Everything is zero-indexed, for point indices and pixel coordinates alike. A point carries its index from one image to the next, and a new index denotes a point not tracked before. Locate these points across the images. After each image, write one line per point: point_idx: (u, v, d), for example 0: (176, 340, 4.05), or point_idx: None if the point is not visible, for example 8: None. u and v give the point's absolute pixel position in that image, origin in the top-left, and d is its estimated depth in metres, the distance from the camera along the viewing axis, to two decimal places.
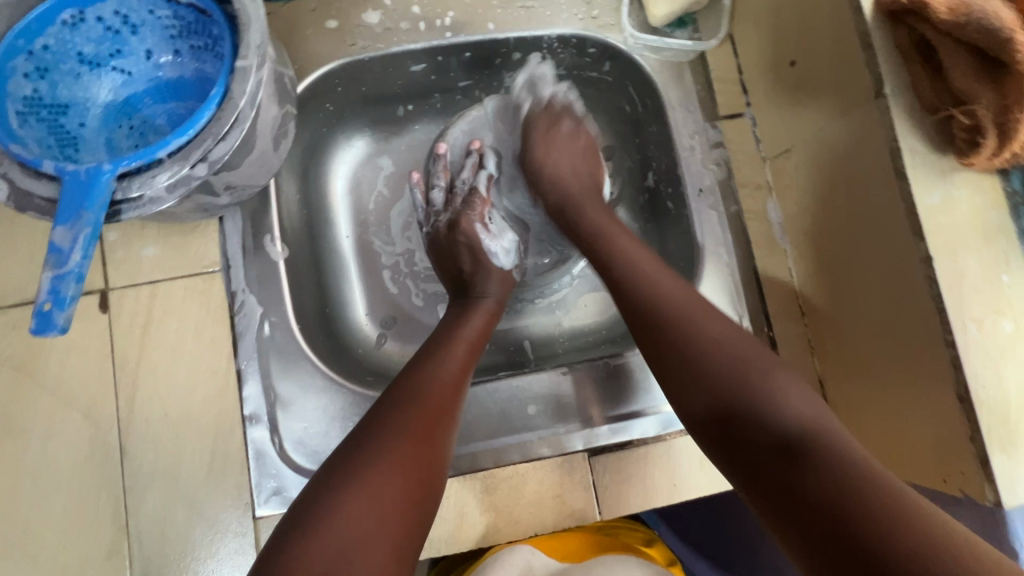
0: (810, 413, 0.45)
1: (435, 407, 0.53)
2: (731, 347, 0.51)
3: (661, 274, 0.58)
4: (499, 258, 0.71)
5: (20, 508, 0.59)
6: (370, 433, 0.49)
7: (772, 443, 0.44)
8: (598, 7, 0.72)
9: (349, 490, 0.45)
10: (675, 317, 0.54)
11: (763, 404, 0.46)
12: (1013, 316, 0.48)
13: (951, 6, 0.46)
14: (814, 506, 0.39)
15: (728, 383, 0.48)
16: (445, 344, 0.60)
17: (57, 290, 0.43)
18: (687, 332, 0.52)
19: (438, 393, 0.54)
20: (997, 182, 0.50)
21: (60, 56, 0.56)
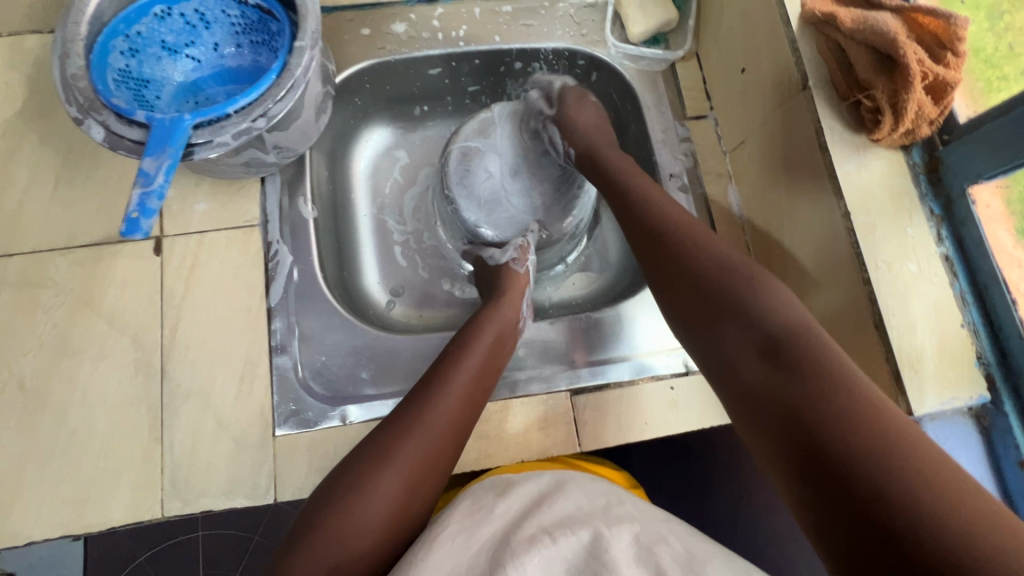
0: (794, 318, 0.54)
1: (455, 404, 0.60)
2: (728, 261, 0.60)
3: (668, 206, 0.69)
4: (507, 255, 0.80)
5: (70, 417, 0.67)
6: (398, 424, 0.58)
7: (764, 353, 0.52)
8: (587, 27, 0.86)
9: (379, 472, 0.54)
10: (676, 235, 0.64)
11: (754, 314, 0.55)
12: (917, 260, 0.59)
13: (853, 17, 0.60)
14: (827, 433, 0.45)
15: (725, 302, 0.57)
16: (462, 347, 0.66)
17: (144, 204, 0.54)
18: (693, 245, 0.62)
19: (460, 391, 0.61)
20: (900, 156, 0.62)
21: (148, 41, 0.69)
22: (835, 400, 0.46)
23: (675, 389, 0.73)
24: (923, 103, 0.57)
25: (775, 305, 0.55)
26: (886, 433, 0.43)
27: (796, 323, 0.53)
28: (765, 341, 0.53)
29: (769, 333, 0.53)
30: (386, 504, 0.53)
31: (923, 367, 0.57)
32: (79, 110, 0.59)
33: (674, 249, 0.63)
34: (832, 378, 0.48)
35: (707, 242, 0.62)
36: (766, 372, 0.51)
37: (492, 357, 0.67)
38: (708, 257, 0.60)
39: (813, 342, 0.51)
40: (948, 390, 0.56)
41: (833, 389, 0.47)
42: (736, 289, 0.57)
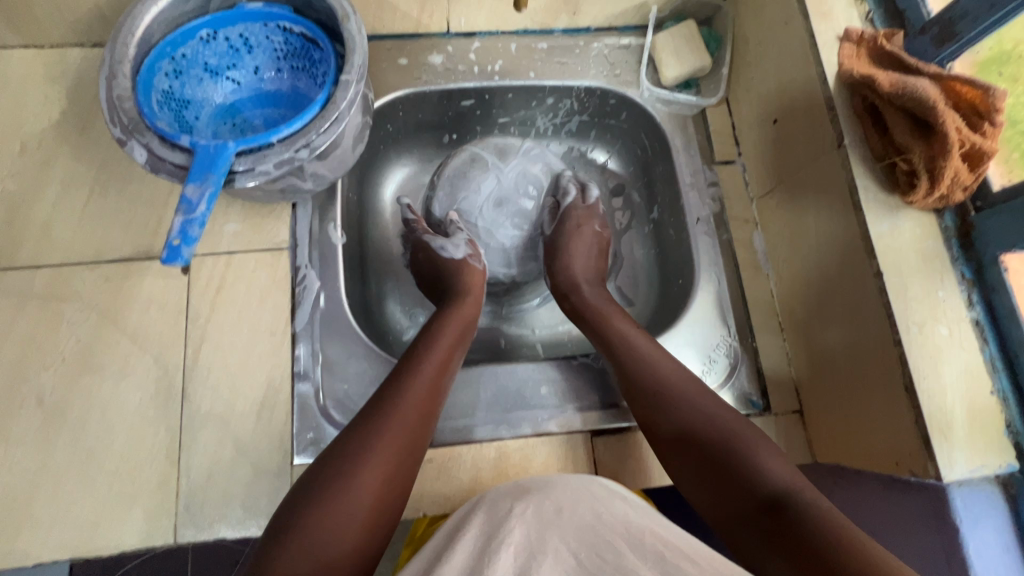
0: (788, 477, 0.51)
1: (410, 418, 0.57)
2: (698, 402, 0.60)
3: (652, 348, 0.68)
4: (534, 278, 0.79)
5: (88, 435, 0.66)
6: (347, 448, 0.53)
7: (750, 499, 0.51)
8: (620, 68, 0.88)
9: (327, 495, 0.50)
10: (661, 389, 0.63)
11: (753, 467, 0.53)
12: (948, 324, 0.60)
13: (892, 82, 0.61)
14: (815, 559, 0.43)
15: (716, 452, 0.56)
16: (414, 362, 0.63)
17: (185, 231, 0.54)
18: (681, 408, 0.60)
19: (414, 407, 0.58)
20: (933, 219, 0.63)
21: (192, 63, 0.70)
22: (829, 528, 0.45)
23: None
24: (960, 170, 0.58)
25: (767, 465, 0.53)
26: (883, 554, 0.41)
27: (786, 475, 0.52)
28: (760, 492, 0.51)
29: (766, 492, 0.50)
30: (341, 533, 0.48)
31: (952, 433, 0.57)
32: (123, 131, 0.60)
33: (661, 397, 0.62)
34: (816, 508, 0.47)
35: (695, 397, 0.61)
36: (761, 510, 0.49)
37: (447, 373, 0.65)
38: (697, 413, 0.59)
39: (803, 493, 0.49)
40: (977, 457, 0.56)
41: (825, 519, 0.46)
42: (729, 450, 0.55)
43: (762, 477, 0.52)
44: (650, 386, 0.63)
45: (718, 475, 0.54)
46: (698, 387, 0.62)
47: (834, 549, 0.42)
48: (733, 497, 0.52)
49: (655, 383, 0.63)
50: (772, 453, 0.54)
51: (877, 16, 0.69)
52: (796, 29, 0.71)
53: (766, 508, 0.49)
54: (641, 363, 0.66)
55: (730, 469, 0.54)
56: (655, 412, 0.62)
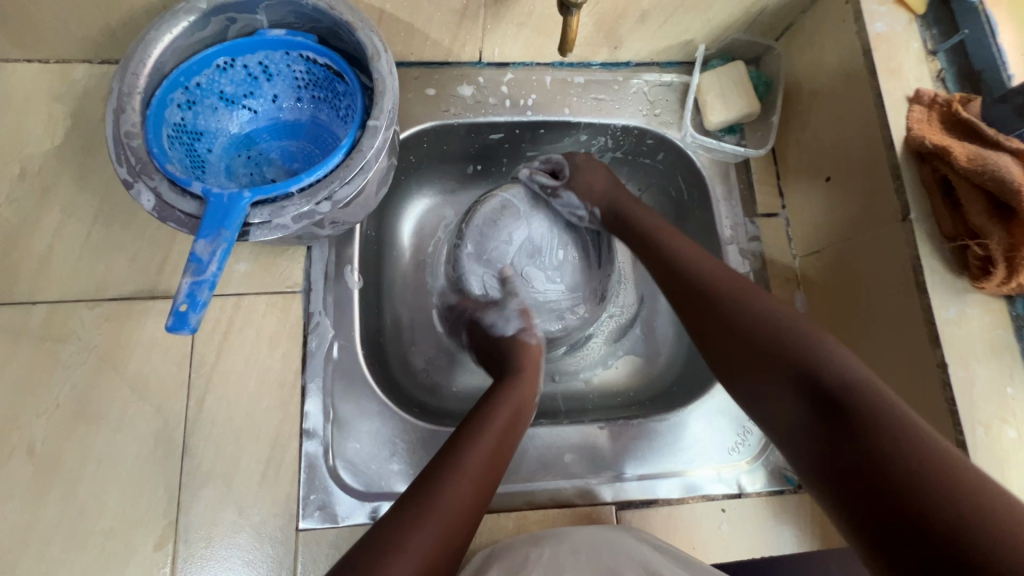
0: (860, 375, 0.48)
1: (468, 498, 0.52)
2: (727, 275, 0.62)
3: (705, 258, 0.66)
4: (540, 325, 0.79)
5: (81, 490, 0.62)
6: (405, 524, 0.47)
7: (810, 392, 0.49)
8: (660, 107, 0.82)
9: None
10: (726, 284, 0.61)
11: (815, 361, 0.51)
12: (1016, 425, 0.55)
13: (970, 156, 0.56)
14: (873, 471, 0.41)
15: (776, 349, 0.53)
16: (482, 430, 0.58)
17: (193, 294, 0.50)
18: (744, 308, 0.58)
19: (476, 485, 0.53)
20: (1004, 306, 0.58)
21: (206, 92, 0.65)
22: (894, 435, 0.42)
23: (726, 513, 0.68)
24: None
25: (837, 355, 0.50)
26: (959, 473, 0.38)
27: (853, 368, 0.49)
28: (818, 389, 0.49)
29: (825, 386, 0.48)
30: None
31: None
32: (129, 172, 0.55)
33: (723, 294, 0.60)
34: (883, 413, 0.44)
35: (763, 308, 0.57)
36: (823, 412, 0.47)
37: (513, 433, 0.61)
38: (760, 325, 0.56)
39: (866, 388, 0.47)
40: None
41: (890, 420, 0.43)
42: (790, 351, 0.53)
43: (820, 372, 0.50)
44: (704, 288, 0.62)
45: (779, 374, 0.52)
46: (753, 289, 0.60)
47: (895, 478, 0.40)
48: (805, 393, 0.50)
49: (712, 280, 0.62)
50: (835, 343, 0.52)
51: (949, 76, 0.64)
52: (859, 84, 0.66)
53: (826, 422, 0.47)
54: (698, 268, 0.64)
55: (790, 375, 0.51)
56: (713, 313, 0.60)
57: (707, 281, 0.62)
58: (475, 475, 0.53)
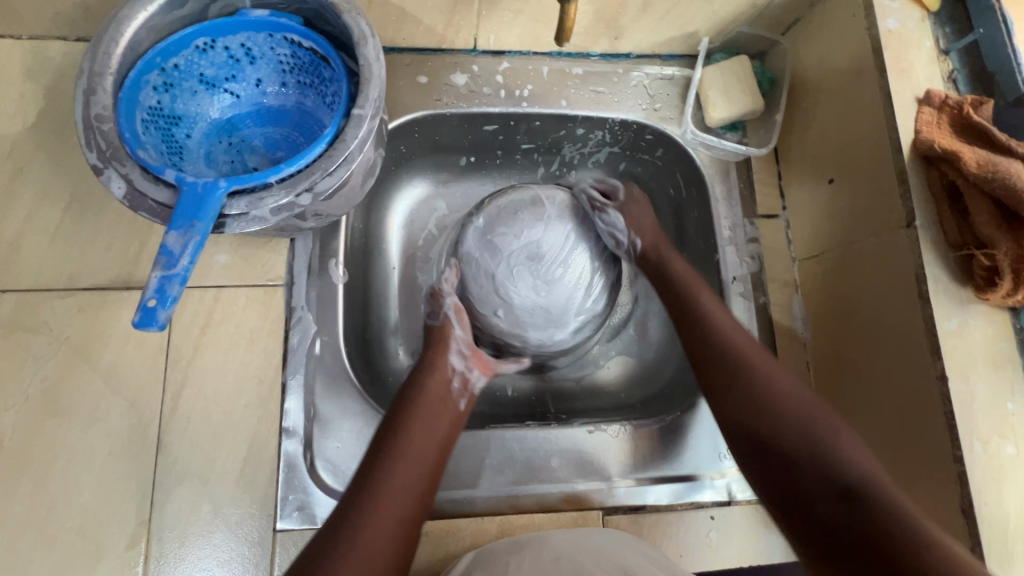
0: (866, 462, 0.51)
1: (415, 484, 0.55)
2: (761, 366, 0.60)
3: (718, 312, 0.66)
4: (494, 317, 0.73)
5: (51, 486, 0.60)
6: (360, 517, 0.51)
7: (824, 482, 0.50)
8: (661, 102, 0.80)
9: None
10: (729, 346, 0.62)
11: (834, 446, 0.52)
12: (1015, 441, 0.53)
13: (980, 163, 0.54)
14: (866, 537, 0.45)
15: (796, 431, 0.55)
16: (420, 413, 0.61)
17: (163, 289, 0.47)
18: (753, 381, 0.59)
19: (417, 473, 0.56)
20: (1007, 318, 0.56)
21: (185, 74, 0.62)
22: (887, 517, 0.45)
23: (715, 520, 0.67)
24: None
25: (844, 446, 0.52)
26: (925, 541, 0.43)
27: (861, 462, 0.51)
28: (836, 480, 0.50)
29: (830, 481, 0.50)
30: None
31: (1012, 567, 0.51)
32: (99, 157, 0.52)
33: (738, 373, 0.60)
34: (895, 506, 0.46)
35: (754, 361, 0.61)
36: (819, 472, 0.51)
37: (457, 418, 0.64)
38: (765, 381, 0.59)
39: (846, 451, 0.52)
40: None
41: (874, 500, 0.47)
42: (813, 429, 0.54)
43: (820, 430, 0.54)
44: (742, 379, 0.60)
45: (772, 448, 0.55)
46: (764, 354, 0.62)
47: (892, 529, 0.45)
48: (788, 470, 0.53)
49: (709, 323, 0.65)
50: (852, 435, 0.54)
51: (960, 77, 0.62)
52: (867, 83, 0.63)
53: (833, 504, 0.49)
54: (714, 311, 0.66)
55: (791, 430, 0.55)
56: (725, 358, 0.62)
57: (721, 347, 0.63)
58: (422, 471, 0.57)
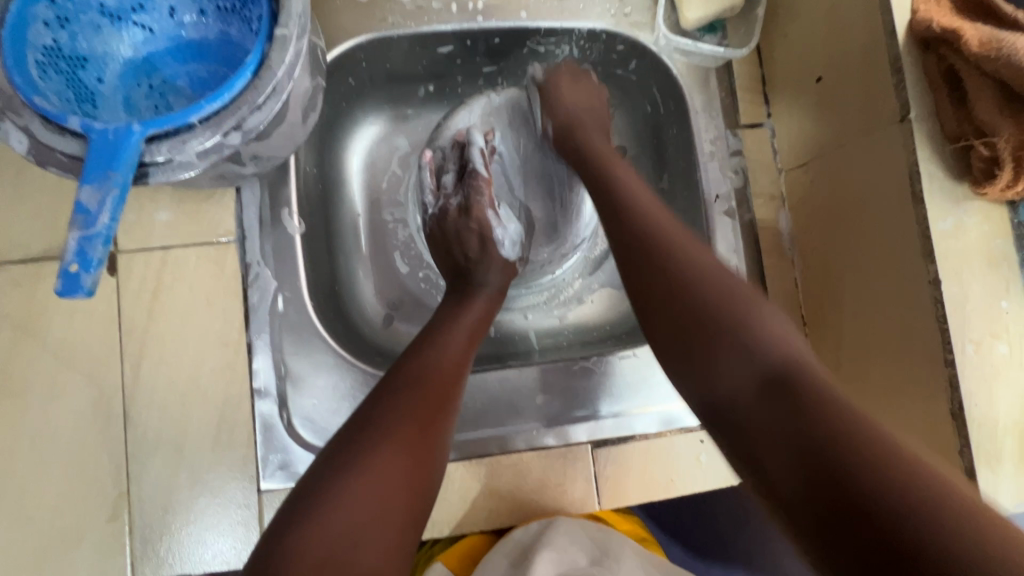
0: (783, 333, 0.45)
1: (439, 385, 0.53)
2: (723, 278, 0.50)
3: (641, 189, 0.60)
4: (506, 249, 0.70)
5: (19, 468, 0.58)
6: (370, 426, 0.48)
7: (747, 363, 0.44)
8: (630, 5, 0.72)
9: (351, 477, 0.44)
10: (717, 298, 0.48)
11: (744, 329, 0.46)
12: (1008, 340, 0.51)
13: (983, 40, 0.48)
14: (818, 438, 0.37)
15: (695, 306, 0.48)
16: (444, 329, 0.59)
17: (83, 252, 0.42)
18: (671, 260, 0.52)
19: (439, 375, 0.53)
20: (1005, 214, 0.52)
21: (81, 6, 0.53)
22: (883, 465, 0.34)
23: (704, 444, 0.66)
24: None
25: (763, 322, 0.46)
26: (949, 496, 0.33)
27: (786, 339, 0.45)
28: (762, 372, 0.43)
29: (750, 363, 0.44)
30: (360, 519, 0.43)
31: (1001, 465, 0.50)
32: None
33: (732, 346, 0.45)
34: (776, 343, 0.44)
35: (732, 288, 0.49)
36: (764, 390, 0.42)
37: (466, 362, 0.57)
38: (746, 333, 0.45)
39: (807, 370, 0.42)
40: None
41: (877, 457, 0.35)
42: (730, 311, 0.47)
43: (783, 366, 0.42)
44: (725, 320, 0.47)
45: (686, 341, 0.48)
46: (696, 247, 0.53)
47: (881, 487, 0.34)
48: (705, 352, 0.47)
49: (723, 302, 0.48)
50: (775, 312, 0.47)
51: None
52: None
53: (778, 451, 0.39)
54: (699, 279, 0.50)
55: (706, 294, 0.49)
56: (715, 376, 0.45)
57: (663, 245, 0.53)
58: (425, 418, 0.50)
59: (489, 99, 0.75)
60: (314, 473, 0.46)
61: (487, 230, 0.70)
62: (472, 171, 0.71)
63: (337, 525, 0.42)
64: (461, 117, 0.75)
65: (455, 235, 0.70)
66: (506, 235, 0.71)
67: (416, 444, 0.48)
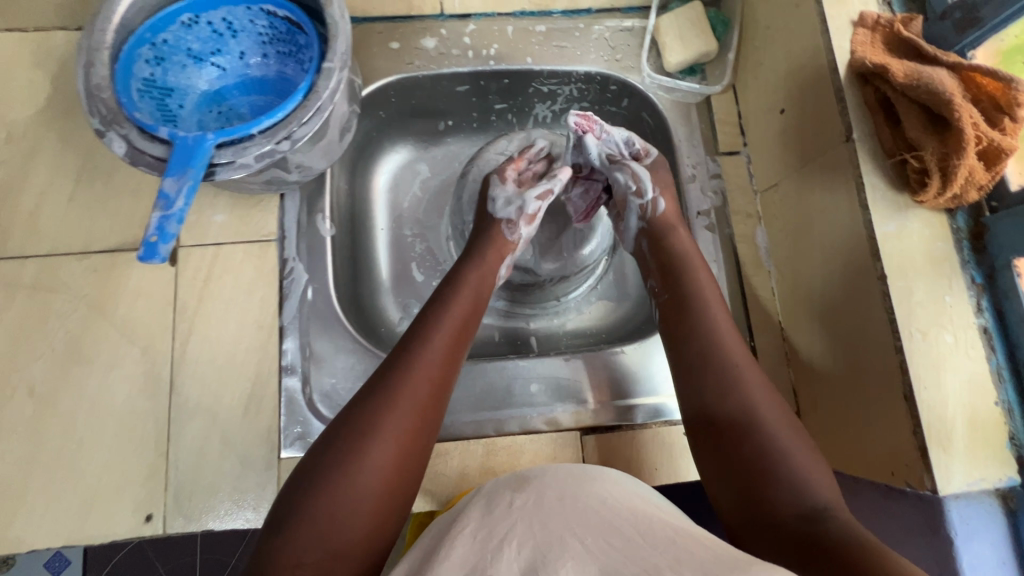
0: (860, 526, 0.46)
1: (417, 390, 0.56)
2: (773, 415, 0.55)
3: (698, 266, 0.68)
4: (501, 206, 0.75)
5: (78, 426, 0.67)
6: (349, 433, 0.52)
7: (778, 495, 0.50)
8: (621, 52, 0.84)
9: (329, 487, 0.49)
10: (764, 432, 0.54)
11: (782, 454, 0.52)
12: (953, 330, 0.57)
13: (907, 72, 0.58)
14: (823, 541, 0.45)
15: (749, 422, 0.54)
16: (427, 329, 0.61)
17: (163, 227, 0.53)
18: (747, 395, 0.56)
19: (416, 380, 0.56)
20: (944, 220, 0.59)
21: (174, 49, 0.68)
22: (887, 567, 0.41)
23: None
24: (975, 169, 0.54)
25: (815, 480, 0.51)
26: None
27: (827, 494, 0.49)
28: (781, 463, 0.51)
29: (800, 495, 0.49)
30: (341, 521, 0.48)
31: (952, 445, 0.54)
32: (101, 121, 0.58)
33: (776, 481, 0.51)
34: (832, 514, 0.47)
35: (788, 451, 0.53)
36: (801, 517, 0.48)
37: (446, 361, 0.60)
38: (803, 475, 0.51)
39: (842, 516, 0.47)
40: (976, 470, 0.54)
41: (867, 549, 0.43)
42: (783, 446, 0.52)
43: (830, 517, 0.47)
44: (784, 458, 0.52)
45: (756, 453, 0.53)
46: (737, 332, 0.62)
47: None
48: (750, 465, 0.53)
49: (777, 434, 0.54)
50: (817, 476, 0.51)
51: None
52: (806, 11, 0.67)
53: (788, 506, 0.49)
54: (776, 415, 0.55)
55: (747, 430, 0.54)
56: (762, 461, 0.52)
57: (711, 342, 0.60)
58: (402, 422, 0.54)
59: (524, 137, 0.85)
60: (301, 476, 0.51)
61: (487, 189, 0.77)
62: (507, 155, 0.81)
63: (320, 526, 0.48)
64: (501, 145, 0.85)
65: (472, 208, 0.77)
66: (504, 193, 0.75)
67: (394, 448, 0.52)
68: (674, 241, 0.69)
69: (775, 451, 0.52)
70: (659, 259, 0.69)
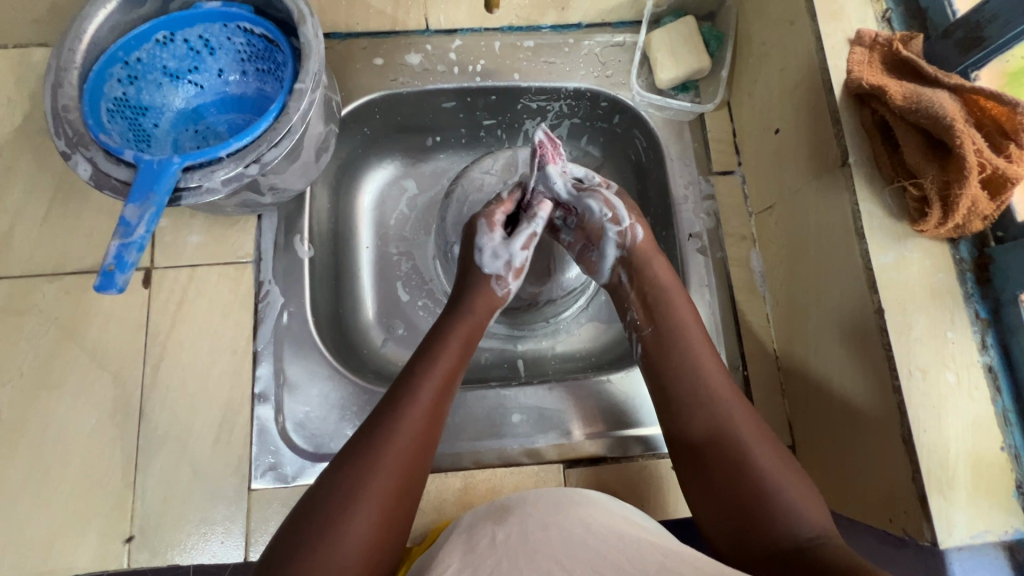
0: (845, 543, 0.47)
1: (409, 441, 0.52)
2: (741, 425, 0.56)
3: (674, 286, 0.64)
4: (485, 258, 0.66)
5: (44, 454, 0.65)
6: (338, 492, 0.48)
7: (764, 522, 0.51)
8: (612, 68, 0.82)
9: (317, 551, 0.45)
10: (739, 453, 0.54)
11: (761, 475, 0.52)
12: (955, 369, 0.53)
13: (906, 94, 0.54)
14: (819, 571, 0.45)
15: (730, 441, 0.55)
16: (420, 372, 0.57)
17: (122, 256, 0.52)
18: (725, 411, 0.56)
19: (409, 429, 0.53)
20: (946, 250, 0.56)
21: (148, 67, 0.66)
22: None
23: None
24: (978, 199, 0.51)
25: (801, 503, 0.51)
26: None
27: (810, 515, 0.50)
28: (759, 485, 0.52)
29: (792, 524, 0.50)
30: None
31: (954, 494, 0.51)
32: (67, 144, 0.57)
33: (760, 525, 0.51)
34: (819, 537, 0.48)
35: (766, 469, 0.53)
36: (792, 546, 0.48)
37: (439, 407, 0.56)
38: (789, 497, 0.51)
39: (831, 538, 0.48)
40: (980, 521, 0.50)
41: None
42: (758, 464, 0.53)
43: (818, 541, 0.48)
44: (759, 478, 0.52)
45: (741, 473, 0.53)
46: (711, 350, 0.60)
47: None
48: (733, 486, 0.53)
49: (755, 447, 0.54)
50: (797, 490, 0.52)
51: (895, 16, 0.62)
52: (800, 28, 0.64)
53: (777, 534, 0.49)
54: (753, 430, 0.55)
55: (725, 448, 0.55)
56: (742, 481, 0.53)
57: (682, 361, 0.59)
58: (393, 477, 0.50)
59: (509, 155, 0.82)
60: (283, 538, 0.47)
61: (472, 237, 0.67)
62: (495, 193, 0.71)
63: None
64: (486, 163, 0.82)
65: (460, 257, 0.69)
66: (491, 245, 0.66)
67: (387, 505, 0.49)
68: (654, 270, 0.64)
69: (761, 487, 0.52)
70: (632, 305, 0.65)
